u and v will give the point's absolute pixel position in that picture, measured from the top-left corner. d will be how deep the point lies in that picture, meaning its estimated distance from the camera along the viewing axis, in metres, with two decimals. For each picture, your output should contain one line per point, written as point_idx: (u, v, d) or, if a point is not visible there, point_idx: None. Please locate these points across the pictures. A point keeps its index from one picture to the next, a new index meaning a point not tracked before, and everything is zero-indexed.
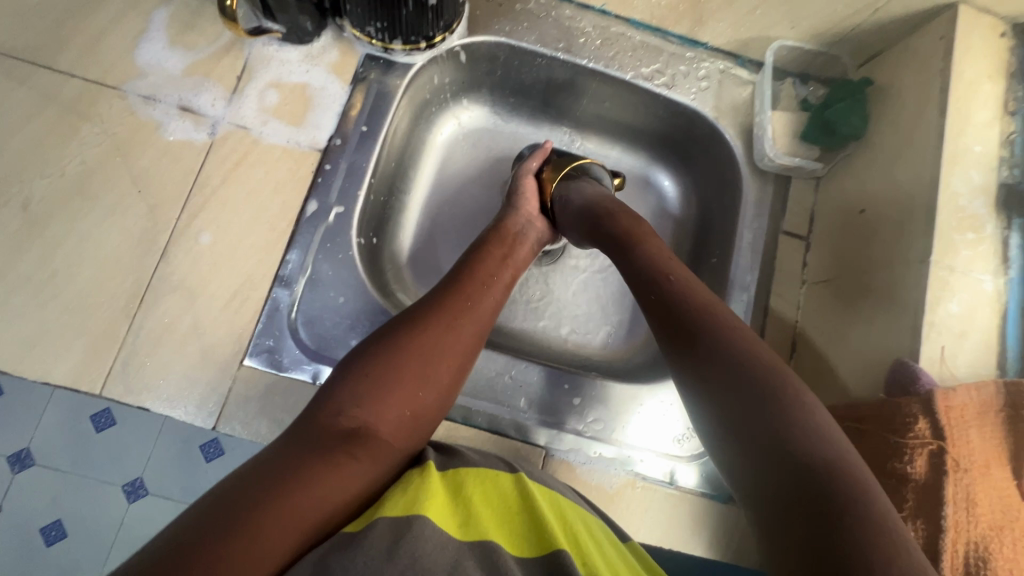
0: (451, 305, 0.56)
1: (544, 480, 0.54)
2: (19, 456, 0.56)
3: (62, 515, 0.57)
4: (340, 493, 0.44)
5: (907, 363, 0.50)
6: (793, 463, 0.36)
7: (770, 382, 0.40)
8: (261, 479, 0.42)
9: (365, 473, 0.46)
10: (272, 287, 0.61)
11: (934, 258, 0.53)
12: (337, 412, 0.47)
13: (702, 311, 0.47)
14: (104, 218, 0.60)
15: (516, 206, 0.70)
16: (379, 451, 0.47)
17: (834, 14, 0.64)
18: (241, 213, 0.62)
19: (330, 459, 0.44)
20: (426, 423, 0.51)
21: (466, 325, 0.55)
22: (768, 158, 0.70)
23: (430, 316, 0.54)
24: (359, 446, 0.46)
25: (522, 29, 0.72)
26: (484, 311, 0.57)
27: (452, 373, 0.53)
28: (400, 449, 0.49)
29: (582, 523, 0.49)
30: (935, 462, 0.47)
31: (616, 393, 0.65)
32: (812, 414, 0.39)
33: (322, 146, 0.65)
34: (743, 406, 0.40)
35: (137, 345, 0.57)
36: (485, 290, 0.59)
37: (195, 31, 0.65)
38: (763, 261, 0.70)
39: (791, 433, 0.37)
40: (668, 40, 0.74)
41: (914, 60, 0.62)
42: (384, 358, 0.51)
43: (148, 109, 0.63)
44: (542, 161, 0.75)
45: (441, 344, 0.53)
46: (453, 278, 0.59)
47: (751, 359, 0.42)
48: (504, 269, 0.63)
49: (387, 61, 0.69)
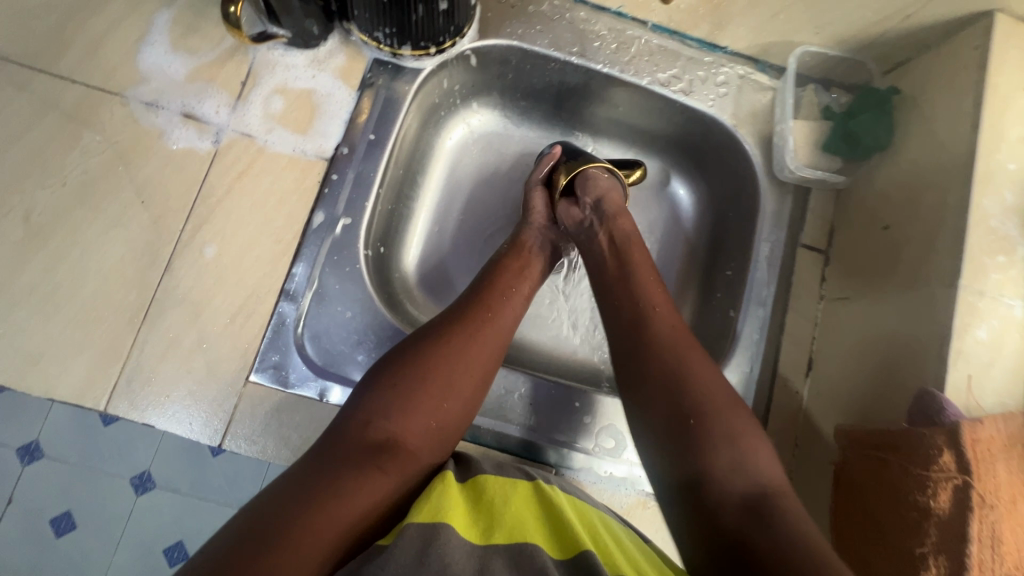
0: (472, 318, 0.56)
1: (566, 487, 0.55)
2: None
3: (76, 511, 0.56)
4: (370, 504, 0.45)
5: (931, 393, 0.49)
6: (728, 489, 0.44)
7: (721, 420, 0.47)
8: (297, 492, 0.44)
9: (394, 484, 0.47)
10: (278, 302, 0.60)
11: (963, 282, 0.51)
12: (366, 425, 0.48)
13: (669, 344, 0.52)
14: (107, 229, 0.58)
15: (528, 219, 0.68)
16: (407, 463, 0.48)
17: (862, 20, 0.62)
18: (246, 224, 0.61)
19: (359, 471, 0.46)
20: (451, 434, 0.52)
21: (487, 337, 0.55)
22: (788, 169, 0.68)
23: (452, 329, 0.54)
24: (388, 458, 0.47)
25: (535, 32, 0.69)
26: (504, 322, 0.57)
27: (473, 385, 0.53)
28: (427, 460, 0.50)
29: (599, 520, 0.50)
30: (961, 498, 0.45)
31: (626, 411, 0.63)
32: (754, 451, 0.46)
33: (329, 155, 0.63)
34: (693, 438, 0.46)
35: (142, 360, 0.56)
36: (506, 301, 0.58)
37: (198, 34, 0.63)
38: (780, 275, 0.68)
39: (728, 467, 0.45)
40: (686, 43, 0.71)
41: (946, 70, 0.59)
42: (408, 372, 0.51)
43: (150, 117, 0.61)
44: (553, 166, 0.72)
45: (462, 356, 0.53)
46: (473, 289, 0.60)
47: (708, 395, 0.48)
48: (523, 280, 0.62)
49: (395, 66, 0.66)
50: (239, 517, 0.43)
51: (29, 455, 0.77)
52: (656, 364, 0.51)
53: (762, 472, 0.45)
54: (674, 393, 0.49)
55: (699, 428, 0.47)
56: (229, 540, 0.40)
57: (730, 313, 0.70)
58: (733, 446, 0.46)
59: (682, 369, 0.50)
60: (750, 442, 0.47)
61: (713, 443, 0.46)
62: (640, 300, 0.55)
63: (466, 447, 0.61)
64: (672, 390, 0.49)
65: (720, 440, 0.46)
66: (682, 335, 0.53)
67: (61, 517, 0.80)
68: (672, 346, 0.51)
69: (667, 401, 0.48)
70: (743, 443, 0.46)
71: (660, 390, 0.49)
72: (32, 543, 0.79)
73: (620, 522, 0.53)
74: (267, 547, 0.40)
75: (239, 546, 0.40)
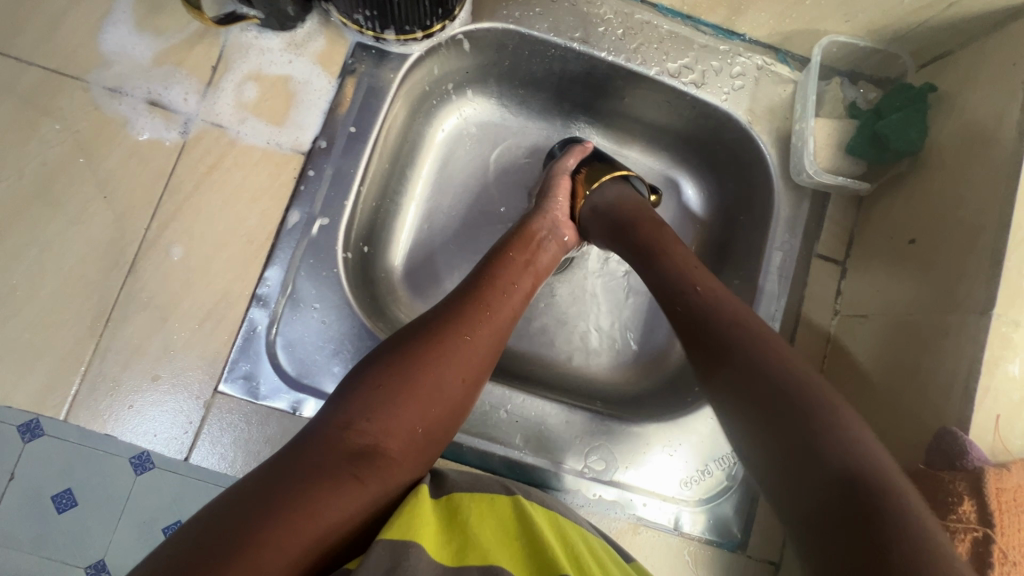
0: (470, 313, 0.50)
1: (546, 501, 0.49)
2: (30, 427, 0.56)
3: (74, 484, 0.58)
4: (342, 522, 0.38)
5: (955, 433, 0.44)
6: (839, 466, 0.33)
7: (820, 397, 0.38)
8: (258, 501, 0.37)
9: (370, 499, 0.40)
10: (249, 308, 0.56)
11: (997, 311, 0.45)
12: (345, 426, 0.42)
13: (739, 323, 0.44)
14: (69, 226, 0.55)
15: (545, 207, 0.62)
16: (389, 474, 0.42)
17: (897, 7, 0.55)
18: (216, 222, 0.56)
19: (332, 481, 0.39)
20: (437, 442, 0.46)
21: (483, 336, 0.49)
22: (806, 174, 0.62)
23: (446, 323, 0.48)
24: (368, 468, 0.40)
25: (534, 16, 0.63)
26: (502, 319, 0.52)
27: (466, 387, 0.47)
28: (411, 471, 0.44)
29: (581, 540, 0.45)
30: (979, 552, 0.41)
31: (623, 430, 0.60)
32: (860, 429, 0.36)
33: (306, 149, 0.59)
34: (782, 415, 0.37)
35: (105, 367, 0.53)
36: (505, 296, 0.53)
37: (165, 13, 0.58)
38: (792, 288, 0.63)
39: (835, 444, 0.35)
40: (701, 29, 0.65)
41: (990, 66, 0.53)
42: (395, 369, 0.45)
43: (113, 103, 0.56)
44: (579, 161, 0.66)
45: (456, 354, 0.47)
46: (472, 280, 0.54)
47: (795, 374, 0.40)
48: (527, 276, 0.56)
49: (380, 52, 0.61)
50: (185, 528, 0.36)
51: (29, 434, 0.56)
52: (733, 344, 0.43)
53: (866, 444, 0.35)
54: (756, 372, 0.40)
55: (791, 405, 0.38)
56: (174, 555, 0.34)
57: None
58: (828, 420, 0.36)
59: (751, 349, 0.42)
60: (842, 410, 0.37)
61: (815, 420, 0.36)
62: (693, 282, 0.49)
63: (446, 465, 0.57)
64: (751, 369, 0.41)
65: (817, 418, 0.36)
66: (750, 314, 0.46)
67: (63, 494, 0.58)
68: (752, 331, 0.44)
69: (748, 383, 0.40)
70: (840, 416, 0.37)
71: (741, 370, 0.41)
72: (37, 530, 0.59)
73: (599, 537, 0.49)
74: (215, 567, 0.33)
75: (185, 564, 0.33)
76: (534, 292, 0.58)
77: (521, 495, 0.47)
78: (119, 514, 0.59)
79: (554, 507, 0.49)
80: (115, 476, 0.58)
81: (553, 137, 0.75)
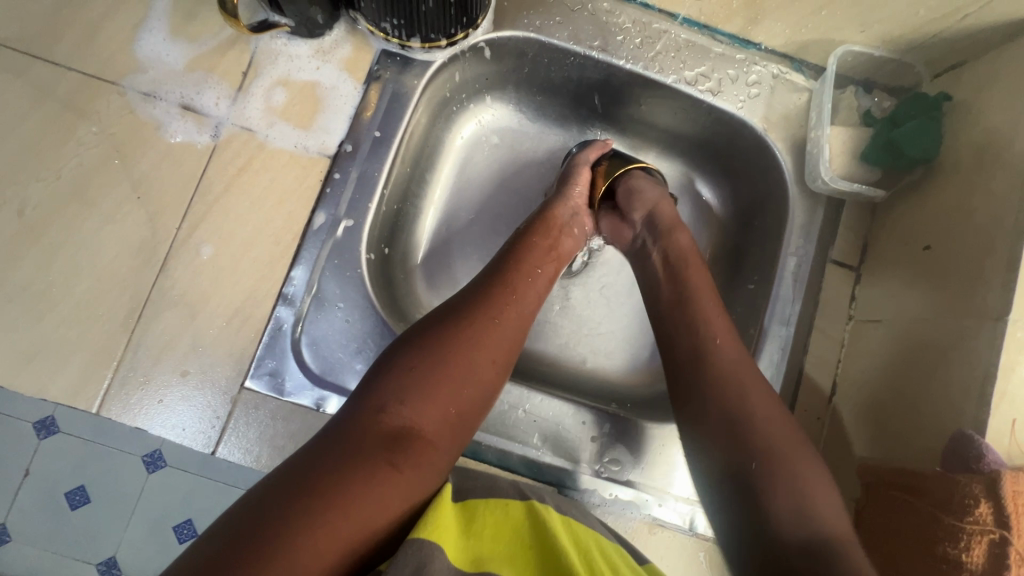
0: (497, 297, 0.51)
1: (560, 506, 0.50)
2: (45, 424, 0.73)
3: (85, 484, 0.74)
4: (382, 506, 0.39)
5: (971, 437, 0.44)
6: (789, 538, 0.41)
7: (784, 456, 0.44)
8: (299, 487, 0.38)
9: (408, 483, 0.41)
10: (275, 306, 0.57)
11: (1012, 316, 0.46)
12: (378, 410, 0.43)
13: (731, 373, 0.48)
14: (104, 225, 0.56)
15: (565, 194, 0.64)
16: (423, 457, 0.43)
17: (913, 18, 0.57)
18: (245, 223, 0.58)
19: (369, 465, 0.40)
20: (469, 425, 0.47)
21: (510, 320, 0.51)
22: (821, 180, 0.63)
23: (474, 307, 0.50)
24: (403, 452, 0.42)
25: (554, 25, 0.65)
26: (529, 304, 0.53)
27: (496, 370, 0.49)
28: (445, 455, 0.45)
29: (595, 546, 0.46)
30: (995, 553, 0.42)
31: (641, 431, 0.61)
32: (815, 489, 0.42)
33: (331, 152, 0.60)
34: (756, 480, 0.43)
35: (136, 363, 0.55)
36: (531, 282, 0.54)
37: (198, 21, 0.60)
38: (807, 293, 0.64)
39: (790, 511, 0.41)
40: (716, 39, 0.66)
41: (1005, 77, 0.54)
42: (427, 353, 0.46)
43: (147, 107, 0.58)
44: (600, 155, 0.68)
45: (485, 338, 0.48)
46: (498, 265, 0.55)
47: (763, 429, 0.45)
48: (550, 262, 0.58)
49: (405, 58, 0.63)
50: (225, 518, 0.37)
51: (46, 430, 0.73)
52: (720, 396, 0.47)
53: (825, 517, 0.41)
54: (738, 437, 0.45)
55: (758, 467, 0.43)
56: (215, 546, 0.35)
57: (750, 329, 0.66)
58: (793, 481, 0.42)
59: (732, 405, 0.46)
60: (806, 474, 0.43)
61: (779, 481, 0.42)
62: (700, 331, 0.51)
63: (465, 463, 0.58)
64: (732, 433, 0.45)
65: (791, 480, 0.42)
66: (742, 364, 0.49)
67: (76, 492, 0.74)
68: (734, 380, 0.48)
69: (732, 445, 0.45)
70: (800, 476, 0.43)
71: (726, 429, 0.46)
72: (53, 518, 0.74)
73: (613, 540, 0.50)
74: (256, 560, 0.34)
75: (229, 548, 0.34)
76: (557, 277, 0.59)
77: (537, 500, 0.48)
78: (130, 511, 0.74)
79: (569, 512, 0.49)
80: (130, 477, 0.73)
81: (569, 142, 0.76)
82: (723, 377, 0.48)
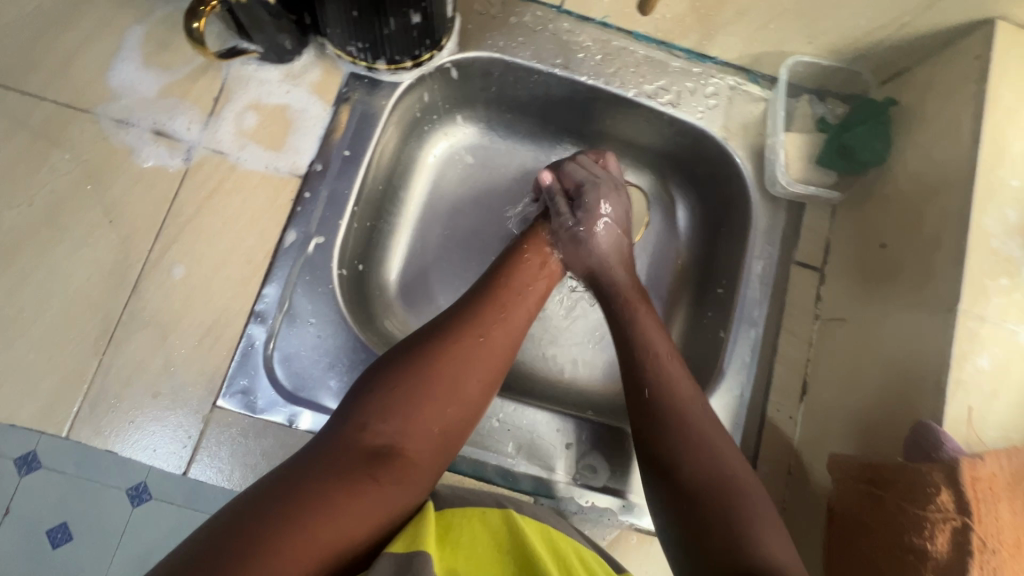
0: (485, 314, 0.52)
1: (534, 513, 0.50)
2: None
3: None
4: (363, 518, 0.40)
5: (929, 426, 0.45)
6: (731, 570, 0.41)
7: (728, 496, 0.45)
8: (279, 497, 0.38)
9: (389, 497, 0.42)
10: (248, 324, 0.58)
11: (962, 306, 0.47)
12: (364, 425, 0.44)
13: (683, 423, 0.49)
14: (75, 249, 0.57)
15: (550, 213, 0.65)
16: (406, 473, 0.43)
17: (856, 29, 0.59)
18: (217, 243, 0.59)
19: (352, 478, 0.41)
20: (454, 444, 0.48)
21: (498, 337, 0.51)
22: (780, 184, 0.66)
23: (463, 325, 0.51)
24: (385, 467, 0.42)
25: (517, 45, 0.67)
26: (517, 322, 0.54)
27: (482, 388, 0.49)
28: (429, 472, 0.45)
29: (576, 555, 0.45)
30: (959, 541, 0.42)
31: (613, 436, 0.61)
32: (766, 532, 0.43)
33: (302, 172, 0.62)
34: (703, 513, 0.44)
35: (107, 386, 0.55)
36: (518, 300, 0.55)
37: (171, 51, 0.62)
38: (773, 294, 0.65)
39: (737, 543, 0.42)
40: (674, 53, 0.69)
41: (944, 81, 0.57)
42: (413, 368, 0.47)
43: (120, 134, 0.60)
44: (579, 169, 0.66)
45: (472, 355, 0.49)
46: (486, 283, 0.56)
47: (713, 470, 0.46)
48: (539, 280, 0.59)
49: (373, 80, 0.65)
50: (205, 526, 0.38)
51: None
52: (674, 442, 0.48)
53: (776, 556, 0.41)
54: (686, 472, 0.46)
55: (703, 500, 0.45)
56: (190, 553, 0.35)
57: (720, 333, 0.67)
58: (734, 513, 0.44)
59: (692, 463, 0.47)
60: (757, 516, 0.44)
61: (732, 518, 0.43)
62: (659, 367, 0.53)
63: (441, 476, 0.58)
64: (683, 467, 0.47)
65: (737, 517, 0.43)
66: (708, 421, 0.50)
67: None
68: (691, 425, 0.49)
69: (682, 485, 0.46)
70: (746, 511, 0.44)
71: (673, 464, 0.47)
72: None
73: (591, 548, 0.49)
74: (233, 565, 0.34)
75: (205, 554, 0.35)
76: (546, 295, 0.60)
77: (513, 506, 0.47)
78: None
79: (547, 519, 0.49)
80: None
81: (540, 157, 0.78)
82: (677, 414, 0.50)
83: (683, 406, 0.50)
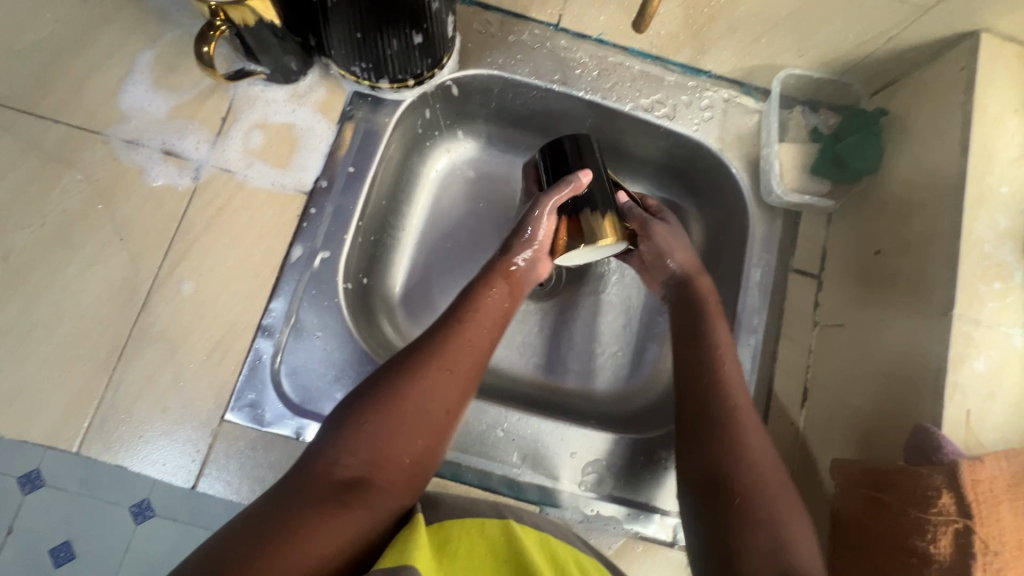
0: (448, 341, 0.52)
1: (535, 521, 0.50)
2: None
3: None
4: (334, 548, 0.41)
5: (928, 430, 0.46)
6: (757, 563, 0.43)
7: (768, 492, 0.47)
8: (253, 535, 0.40)
9: (361, 526, 0.42)
10: (255, 338, 0.59)
11: (957, 311, 0.48)
12: (331, 462, 0.45)
13: (732, 418, 0.51)
14: (87, 267, 0.58)
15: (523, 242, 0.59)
16: (376, 503, 0.44)
17: (845, 42, 0.61)
18: (225, 259, 0.60)
19: (321, 512, 0.42)
20: (426, 469, 0.48)
21: (462, 364, 0.51)
22: (775, 194, 0.67)
23: (425, 355, 0.51)
24: (355, 498, 0.43)
25: (516, 62, 0.69)
26: (482, 347, 0.54)
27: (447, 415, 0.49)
28: (401, 499, 0.46)
29: (576, 564, 0.46)
30: (961, 543, 0.42)
31: (615, 445, 0.62)
32: (794, 525, 0.45)
33: (308, 189, 0.63)
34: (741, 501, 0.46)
35: (117, 401, 0.56)
36: (484, 325, 0.55)
37: (180, 73, 0.64)
38: (772, 302, 0.66)
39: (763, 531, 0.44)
40: (669, 68, 0.71)
41: (933, 91, 0.58)
42: (379, 399, 0.47)
43: (131, 154, 0.61)
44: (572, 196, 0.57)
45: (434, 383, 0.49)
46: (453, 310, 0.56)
47: (755, 460, 0.49)
48: (507, 304, 0.58)
49: (376, 99, 0.67)
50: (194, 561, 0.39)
51: None
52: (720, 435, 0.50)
53: (799, 552, 0.43)
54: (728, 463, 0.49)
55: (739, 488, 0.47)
56: None
57: None
58: (767, 500, 0.46)
59: (735, 454, 0.49)
60: (788, 513, 0.46)
61: (763, 507, 0.46)
62: (710, 360, 0.56)
63: (446, 486, 0.58)
64: (722, 459, 0.49)
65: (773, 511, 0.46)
66: (751, 418, 0.52)
67: None
68: (740, 417, 0.51)
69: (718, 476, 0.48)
70: (779, 503, 0.46)
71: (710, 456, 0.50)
72: None
73: (593, 556, 0.50)
74: None
75: None
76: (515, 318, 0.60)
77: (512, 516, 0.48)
78: None
79: (545, 528, 0.50)
80: None
81: None
82: (727, 408, 0.52)
83: (733, 403, 0.52)
